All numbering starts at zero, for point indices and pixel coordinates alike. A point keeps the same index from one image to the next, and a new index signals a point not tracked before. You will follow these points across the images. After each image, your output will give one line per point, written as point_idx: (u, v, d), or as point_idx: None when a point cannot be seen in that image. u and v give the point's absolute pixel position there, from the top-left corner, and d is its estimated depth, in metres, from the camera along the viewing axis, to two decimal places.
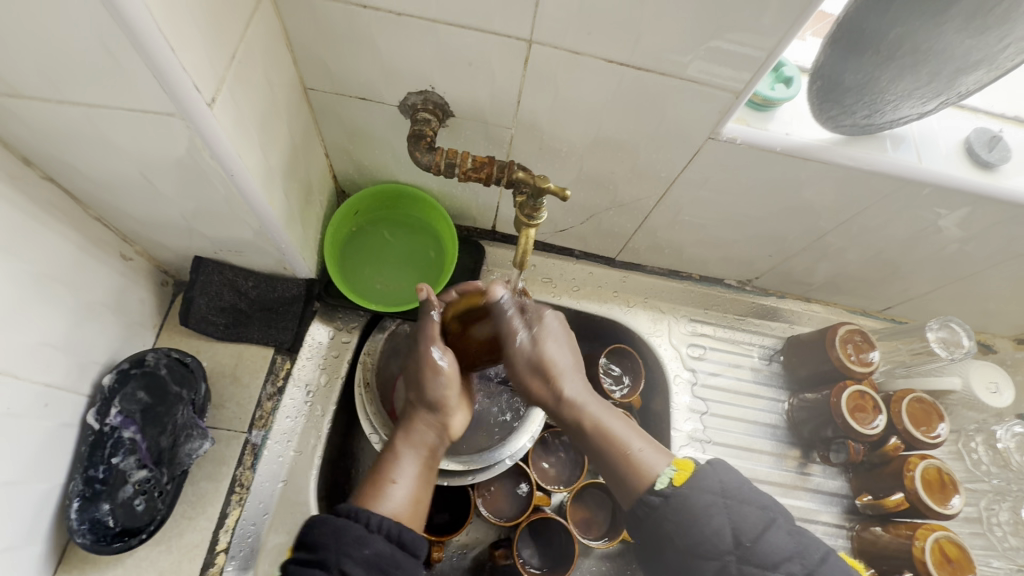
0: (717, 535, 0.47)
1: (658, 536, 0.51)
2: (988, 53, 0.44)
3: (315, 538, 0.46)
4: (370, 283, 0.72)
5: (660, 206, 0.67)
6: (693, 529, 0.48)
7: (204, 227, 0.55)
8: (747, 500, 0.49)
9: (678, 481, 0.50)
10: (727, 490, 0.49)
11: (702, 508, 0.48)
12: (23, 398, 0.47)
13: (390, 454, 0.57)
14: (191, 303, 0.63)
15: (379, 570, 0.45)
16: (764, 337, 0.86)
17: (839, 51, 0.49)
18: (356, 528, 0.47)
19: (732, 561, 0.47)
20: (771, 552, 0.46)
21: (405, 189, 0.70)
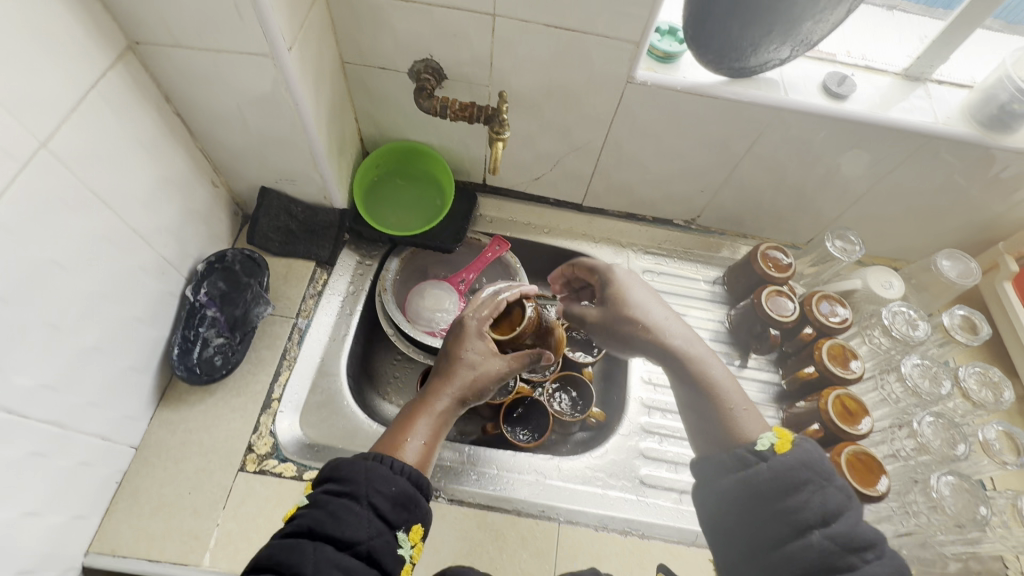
0: (802, 507, 0.53)
1: (749, 503, 0.56)
2: (804, 16, 0.63)
3: (346, 474, 0.58)
4: (388, 220, 0.94)
5: (606, 146, 0.88)
6: (784, 494, 0.54)
7: (271, 155, 0.78)
8: (837, 483, 0.55)
9: (779, 446, 0.58)
10: (824, 471, 0.56)
11: (798, 480, 0.55)
12: (150, 260, 0.69)
13: (423, 415, 0.67)
14: (257, 222, 0.85)
15: (402, 504, 0.58)
16: (709, 266, 1.04)
17: (704, 16, 0.69)
18: (382, 469, 0.59)
19: (818, 534, 0.52)
20: (859, 531, 0.52)
21: (412, 145, 0.94)
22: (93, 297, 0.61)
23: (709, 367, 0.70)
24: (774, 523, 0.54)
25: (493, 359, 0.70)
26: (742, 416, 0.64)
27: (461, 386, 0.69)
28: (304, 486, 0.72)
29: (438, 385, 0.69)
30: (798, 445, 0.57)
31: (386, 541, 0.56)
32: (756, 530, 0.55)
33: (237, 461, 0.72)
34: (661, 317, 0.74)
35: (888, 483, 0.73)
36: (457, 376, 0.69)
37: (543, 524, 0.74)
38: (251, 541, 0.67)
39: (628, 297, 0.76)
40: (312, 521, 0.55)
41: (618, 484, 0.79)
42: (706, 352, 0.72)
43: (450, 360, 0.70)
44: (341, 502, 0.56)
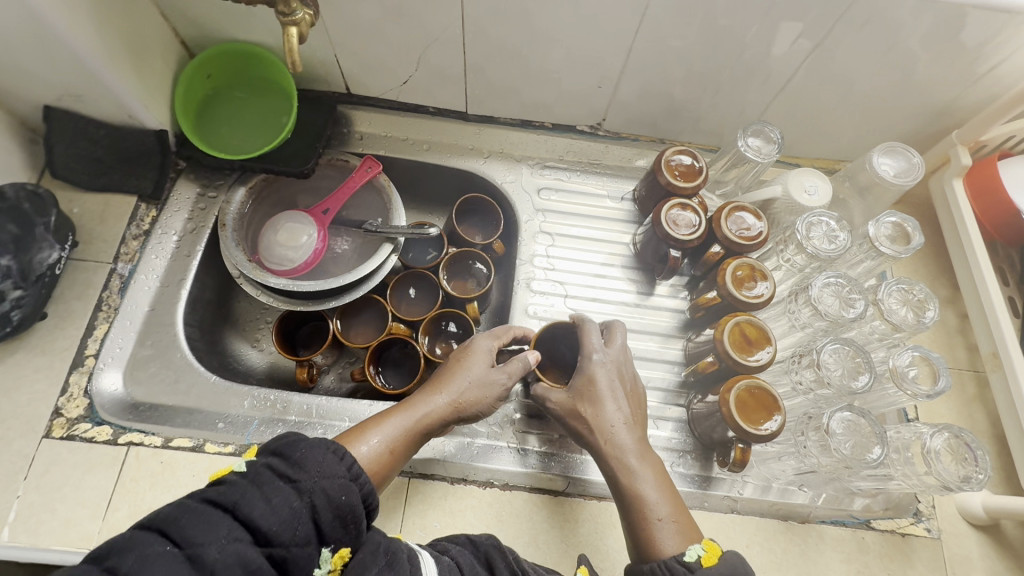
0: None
1: None
2: None
3: (304, 462, 0.46)
4: (227, 141, 0.80)
5: (467, 33, 0.72)
6: None
7: (33, 64, 0.63)
8: None
9: (705, 561, 0.50)
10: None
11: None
12: None
13: (402, 417, 0.58)
14: (52, 152, 0.72)
15: (342, 522, 0.46)
16: (618, 178, 0.89)
17: None
18: (340, 473, 0.47)
19: None
20: None
21: (234, 45, 0.77)
22: None
23: (642, 474, 0.58)
24: None
25: (492, 373, 0.64)
26: (658, 529, 0.55)
27: (454, 392, 0.62)
28: (118, 450, 0.64)
29: (430, 393, 0.62)
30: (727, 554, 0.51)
31: (309, 553, 0.44)
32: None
33: (42, 427, 0.64)
34: (620, 423, 0.62)
35: (781, 422, 0.63)
36: (455, 388, 0.62)
37: (391, 480, 0.66)
38: (56, 511, 0.61)
39: (591, 389, 0.64)
40: (242, 496, 0.42)
41: (486, 430, 0.70)
42: (656, 469, 0.60)
43: (456, 372, 0.63)
44: (280, 488, 0.44)
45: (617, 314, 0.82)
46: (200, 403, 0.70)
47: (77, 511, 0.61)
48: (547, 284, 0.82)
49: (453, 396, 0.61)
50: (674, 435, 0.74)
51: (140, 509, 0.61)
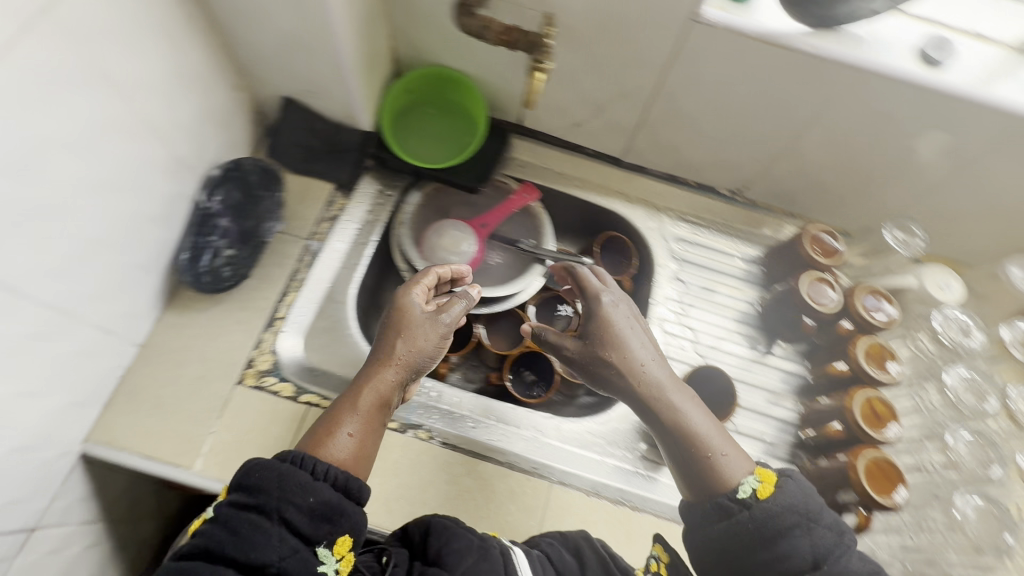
0: (796, 555, 0.54)
1: (749, 554, 0.56)
2: None
3: (261, 484, 0.52)
4: (414, 151, 0.90)
5: (657, 96, 0.81)
6: (778, 545, 0.55)
7: (298, 65, 0.73)
8: (828, 525, 0.56)
9: (762, 494, 0.57)
10: (809, 511, 0.56)
11: (786, 527, 0.55)
12: (163, 159, 0.66)
13: (353, 405, 0.61)
14: (278, 135, 0.81)
15: (322, 516, 0.51)
16: (748, 242, 0.97)
17: None
18: (300, 476, 0.52)
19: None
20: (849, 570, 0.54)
21: (439, 67, 0.87)
22: (99, 186, 0.58)
23: (693, 415, 0.63)
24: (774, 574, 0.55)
25: (417, 326, 0.66)
26: (718, 464, 0.60)
27: (398, 358, 0.64)
28: (298, 408, 0.71)
29: (373, 369, 0.64)
30: (780, 485, 0.57)
31: (305, 557, 0.50)
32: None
33: (236, 373, 0.72)
34: (649, 359, 0.67)
35: (905, 495, 0.68)
36: (391, 355, 0.64)
37: (533, 480, 0.72)
38: (242, 452, 0.68)
39: (610, 331, 0.67)
40: (219, 541, 0.49)
41: (617, 453, 0.77)
42: (691, 399, 0.65)
43: (379, 342, 0.66)
44: (248, 516, 0.50)
45: (736, 366, 0.88)
46: None
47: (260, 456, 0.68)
48: (675, 326, 0.89)
49: (381, 362, 0.64)
50: None
51: None
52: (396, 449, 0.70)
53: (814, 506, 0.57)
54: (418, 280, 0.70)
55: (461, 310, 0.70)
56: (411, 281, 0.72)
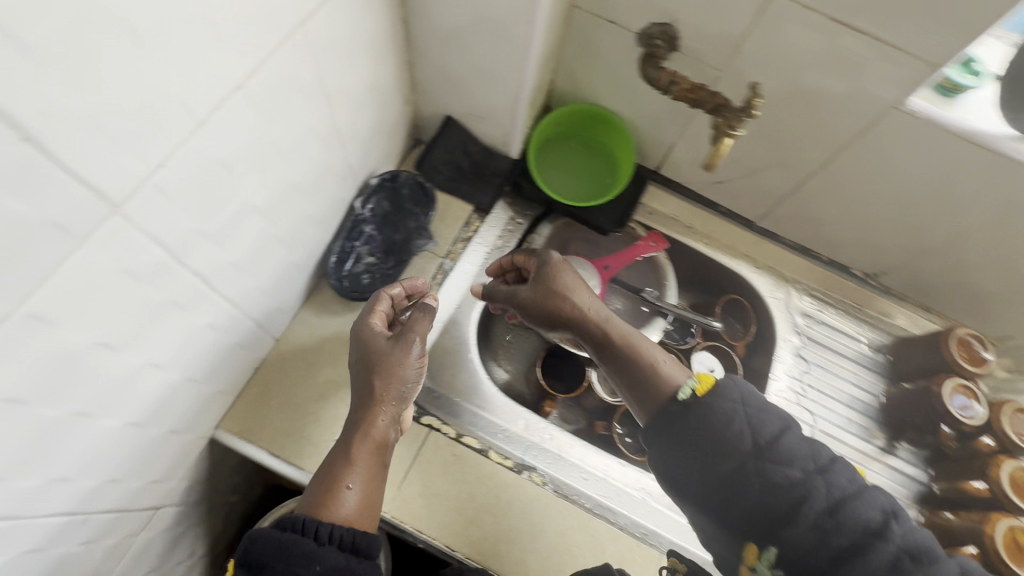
0: (738, 437, 0.54)
1: (714, 459, 0.55)
2: None
3: (265, 559, 0.51)
4: (551, 183, 0.90)
5: (821, 170, 0.78)
6: (720, 432, 0.55)
7: (475, 90, 0.73)
8: (764, 412, 0.56)
9: (700, 390, 0.58)
10: (751, 403, 0.57)
11: (723, 417, 0.56)
12: (338, 164, 0.67)
13: (348, 458, 0.59)
14: (432, 151, 0.82)
15: None
16: (875, 329, 0.92)
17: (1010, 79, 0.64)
18: (305, 544, 0.51)
19: (753, 458, 0.53)
20: (786, 455, 0.53)
21: (589, 106, 0.87)
22: (290, 187, 0.59)
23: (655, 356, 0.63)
24: (759, 487, 0.52)
25: (387, 354, 0.64)
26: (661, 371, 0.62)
27: (382, 397, 0.62)
28: (419, 429, 0.71)
29: (362, 414, 0.62)
30: (718, 385, 0.58)
31: None
32: (707, 469, 0.55)
33: None
34: (581, 288, 0.70)
35: None
36: (376, 397, 0.62)
37: (642, 548, 0.69)
38: None
39: (559, 279, 0.71)
40: None
41: None
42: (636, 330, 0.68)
43: (361, 384, 0.63)
44: None
45: (853, 460, 0.84)
46: (480, 405, 0.76)
47: None
48: (794, 406, 0.85)
49: (376, 406, 0.61)
50: None
51: (428, 490, 0.67)
52: (510, 487, 0.70)
53: (777, 412, 0.57)
54: (376, 307, 0.67)
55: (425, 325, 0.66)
56: (367, 311, 0.70)
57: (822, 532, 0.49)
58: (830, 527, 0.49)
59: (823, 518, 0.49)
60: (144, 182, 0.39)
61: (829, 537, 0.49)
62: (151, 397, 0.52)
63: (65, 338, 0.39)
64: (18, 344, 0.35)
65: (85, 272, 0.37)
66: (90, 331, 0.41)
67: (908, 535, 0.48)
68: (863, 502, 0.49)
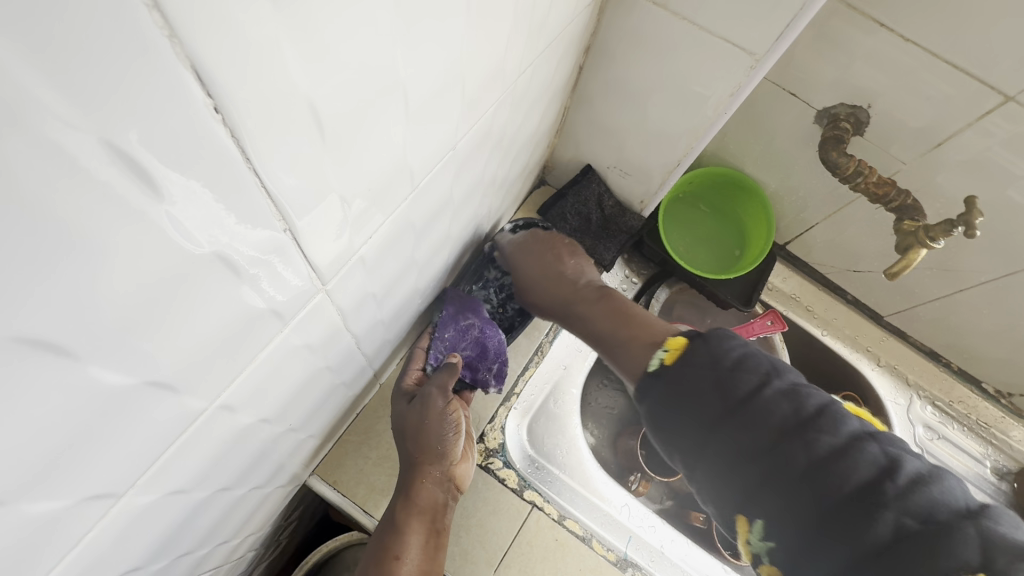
0: (713, 403, 0.47)
1: (695, 419, 0.48)
2: None
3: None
4: (675, 244, 0.84)
5: (987, 283, 0.71)
6: (697, 397, 0.49)
7: (631, 145, 0.68)
8: (777, 389, 0.46)
9: (669, 359, 0.53)
10: (731, 368, 0.48)
11: (701, 385, 0.49)
12: (483, 211, 0.62)
13: (400, 527, 0.53)
14: (562, 198, 0.76)
15: None
16: (1000, 453, 0.84)
17: None
18: None
19: (731, 419, 0.46)
20: (776, 416, 0.45)
21: (733, 171, 0.80)
22: (445, 238, 0.54)
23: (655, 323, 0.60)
24: (736, 442, 0.46)
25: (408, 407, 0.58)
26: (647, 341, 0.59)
27: (430, 457, 0.56)
28: (521, 505, 0.64)
29: (411, 481, 0.56)
30: (690, 347, 0.52)
31: None
32: (692, 425, 0.48)
33: None
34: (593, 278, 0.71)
35: None
36: (427, 457, 0.56)
37: None
38: (460, 540, 0.62)
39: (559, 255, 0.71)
40: None
41: None
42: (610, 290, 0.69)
43: (405, 444, 0.57)
44: None
45: None
46: (580, 482, 0.69)
47: (478, 550, 0.62)
48: None
49: (415, 467, 0.56)
50: None
51: None
52: None
53: (754, 361, 0.49)
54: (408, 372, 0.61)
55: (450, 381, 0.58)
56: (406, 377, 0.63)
57: (809, 489, 0.42)
58: (812, 483, 0.42)
59: (802, 484, 0.42)
60: (354, 254, 0.34)
61: (819, 492, 0.41)
62: (277, 460, 0.46)
63: (239, 420, 0.33)
64: (205, 435, 0.30)
65: (279, 353, 0.32)
66: (259, 409, 0.35)
67: (904, 496, 0.39)
68: (856, 460, 0.41)
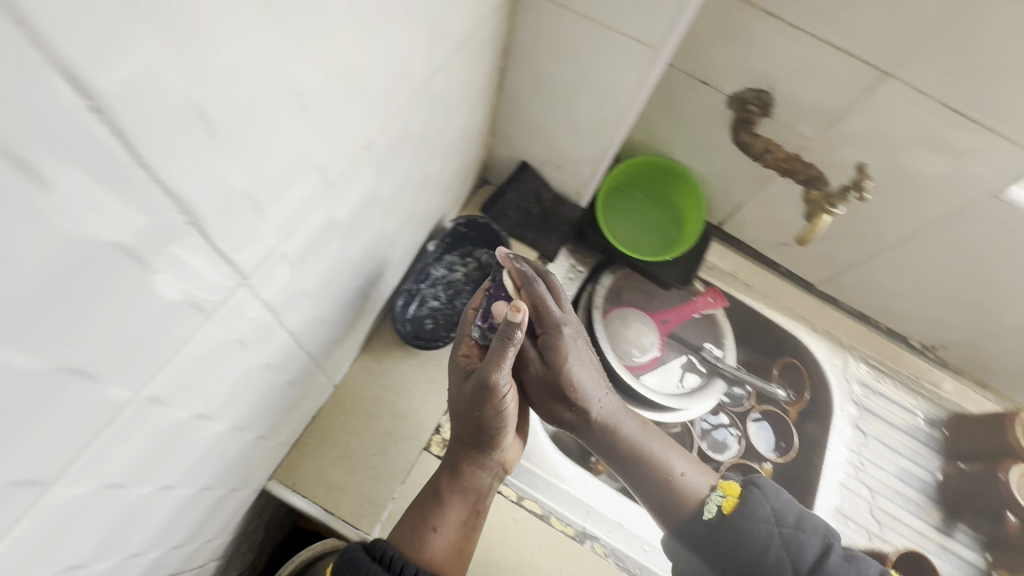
0: (777, 566, 0.59)
1: (754, 560, 0.60)
2: None
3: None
4: (616, 231, 0.88)
5: (898, 245, 0.77)
6: (741, 545, 0.61)
7: (559, 139, 0.71)
8: (801, 527, 0.61)
9: (726, 506, 0.64)
10: (795, 523, 0.62)
11: (761, 539, 0.61)
12: (420, 210, 0.65)
13: (441, 499, 0.59)
14: (503, 195, 0.79)
15: None
16: (932, 404, 0.90)
17: None
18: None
19: (774, 542, 0.60)
20: (772, 540, 0.60)
21: (662, 159, 0.85)
22: (380, 237, 0.56)
23: (673, 465, 0.68)
24: (759, 562, 0.60)
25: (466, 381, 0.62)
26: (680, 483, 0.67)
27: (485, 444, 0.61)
28: None
29: (463, 461, 0.61)
30: (743, 496, 0.64)
31: None
32: (724, 555, 0.63)
33: (423, 438, 0.68)
34: (590, 375, 0.68)
35: None
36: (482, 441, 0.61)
37: None
38: None
39: (563, 360, 0.66)
40: None
41: None
42: (620, 407, 0.71)
43: (461, 416, 0.62)
44: None
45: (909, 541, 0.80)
46: (536, 463, 0.73)
47: None
48: (851, 479, 0.83)
49: (465, 446, 0.61)
50: None
51: (488, 558, 0.64)
52: (574, 559, 0.66)
53: (812, 522, 0.62)
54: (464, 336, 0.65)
55: (506, 355, 0.56)
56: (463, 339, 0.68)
57: None
58: None
59: None
60: (273, 249, 0.36)
61: None
62: (226, 460, 0.48)
63: (172, 415, 0.35)
64: (136, 428, 0.32)
65: (207, 347, 0.34)
66: (193, 403, 0.37)
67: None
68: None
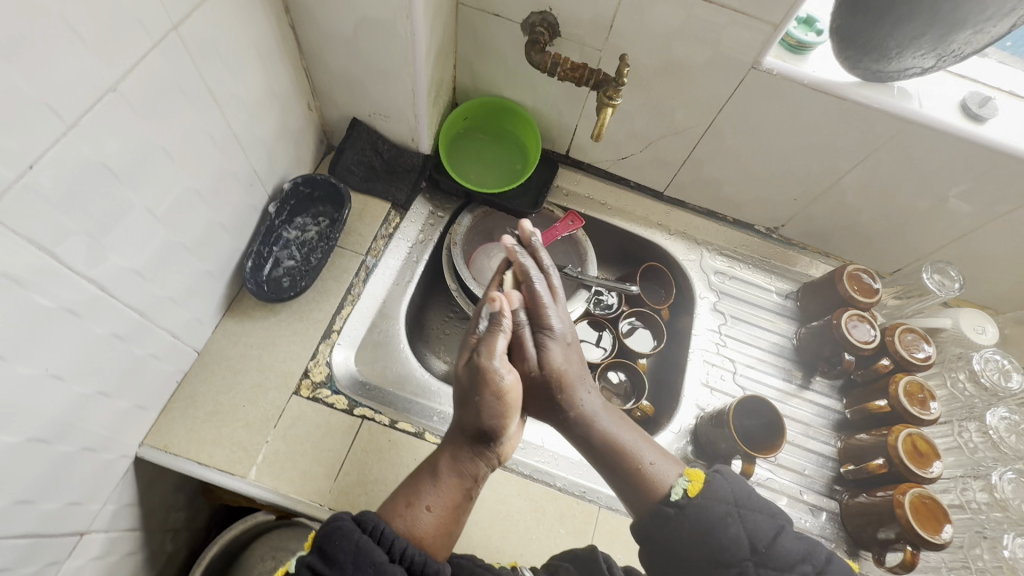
0: (736, 543, 0.57)
1: (716, 538, 0.57)
2: (935, 44, 0.62)
3: (338, 553, 0.50)
4: (466, 173, 0.94)
5: (707, 134, 0.85)
6: (705, 528, 0.58)
7: (374, 88, 0.76)
8: (761, 509, 0.59)
9: (691, 491, 0.61)
10: (752, 502, 0.60)
11: (721, 517, 0.58)
12: (243, 171, 0.69)
13: (435, 475, 0.59)
14: (342, 153, 0.84)
15: None
16: (783, 279, 0.99)
17: (848, 17, 0.66)
18: (378, 554, 0.50)
19: (732, 520, 0.58)
20: (737, 524, 0.58)
21: (491, 98, 0.92)
22: (189, 193, 0.60)
23: (644, 456, 0.65)
24: (719, 546, 0.57)
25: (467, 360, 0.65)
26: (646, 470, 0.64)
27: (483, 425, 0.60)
28: (353, 421, 0.71)
29: (462, 440, 0.61)
30: (708, 481, 0.62)
31: None
32: (680, 540, 0.59)
33: (292, 383, 0.72)
34: (577, 370, 0.69)
35: (950, 533, 0.67)
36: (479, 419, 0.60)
37: (582, 506, 0.72)
38: (295, 464, 0.67)
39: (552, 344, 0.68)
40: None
41: None
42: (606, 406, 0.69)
43: (463, 392, 0.63)
44: None
45: (774, 399, 0.90)
46: (413, 392, 0.78)
47: (315, 467, 0.68)
48: (715, 357, 0.91)
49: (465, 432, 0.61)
50: (826, 525, 0.79)
51: (366, 478, 0.68)
52: None
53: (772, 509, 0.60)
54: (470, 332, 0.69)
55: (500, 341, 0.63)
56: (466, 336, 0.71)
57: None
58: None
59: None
60: (15, 183, 0.40)
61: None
62: (56, 413, 0.51)
63: None
64: None
65: None
66: None
67: None
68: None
